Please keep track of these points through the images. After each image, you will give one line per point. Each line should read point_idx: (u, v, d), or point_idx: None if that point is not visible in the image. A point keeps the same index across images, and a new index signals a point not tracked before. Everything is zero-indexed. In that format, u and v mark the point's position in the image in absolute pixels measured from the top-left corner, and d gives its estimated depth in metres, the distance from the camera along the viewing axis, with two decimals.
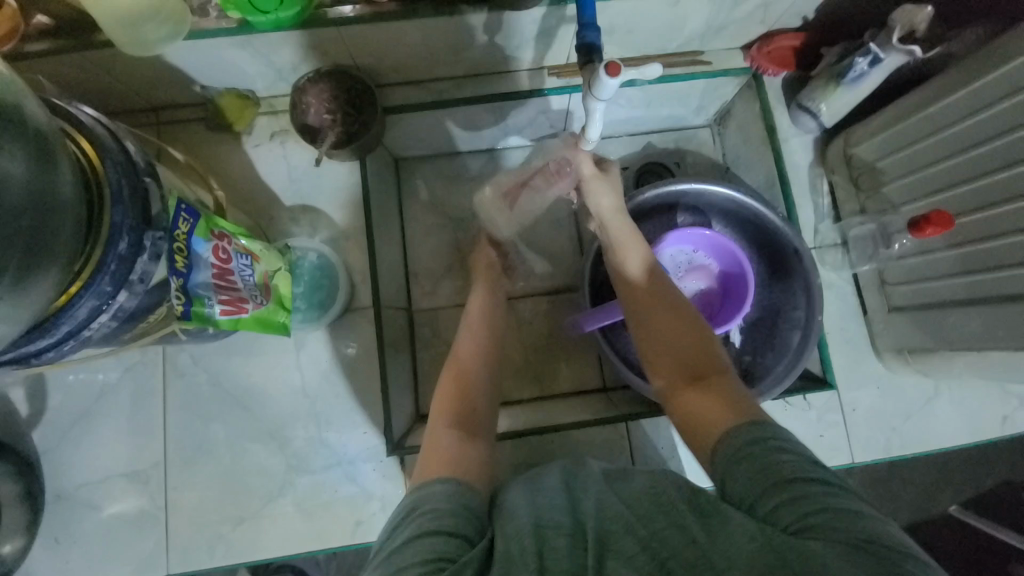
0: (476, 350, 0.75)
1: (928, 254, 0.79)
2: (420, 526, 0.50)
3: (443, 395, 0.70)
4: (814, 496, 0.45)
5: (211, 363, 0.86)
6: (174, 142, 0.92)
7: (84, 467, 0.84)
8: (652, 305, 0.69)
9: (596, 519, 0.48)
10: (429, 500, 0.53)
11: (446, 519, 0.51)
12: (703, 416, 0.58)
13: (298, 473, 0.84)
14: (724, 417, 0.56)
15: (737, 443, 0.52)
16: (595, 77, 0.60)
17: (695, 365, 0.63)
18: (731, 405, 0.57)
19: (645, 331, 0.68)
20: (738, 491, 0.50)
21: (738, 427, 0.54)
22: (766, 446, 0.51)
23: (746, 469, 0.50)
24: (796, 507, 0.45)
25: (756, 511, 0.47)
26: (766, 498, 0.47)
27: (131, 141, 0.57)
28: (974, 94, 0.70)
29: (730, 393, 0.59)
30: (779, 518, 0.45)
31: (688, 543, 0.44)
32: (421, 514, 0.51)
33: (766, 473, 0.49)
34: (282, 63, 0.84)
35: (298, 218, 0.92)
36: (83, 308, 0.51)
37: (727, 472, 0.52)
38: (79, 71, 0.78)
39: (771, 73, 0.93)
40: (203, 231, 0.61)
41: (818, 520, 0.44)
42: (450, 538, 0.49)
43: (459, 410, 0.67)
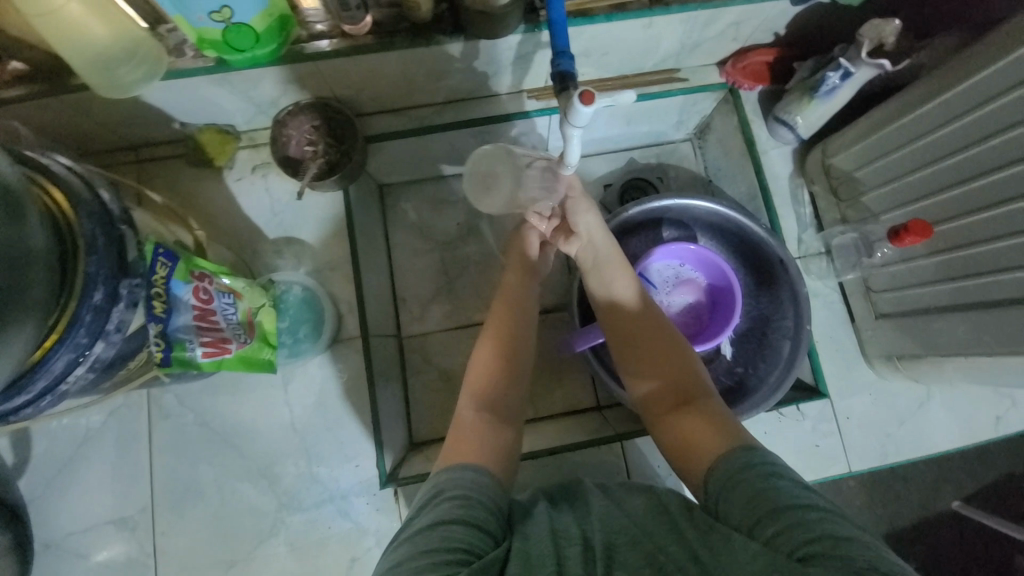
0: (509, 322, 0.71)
1: (910, 261, 0.80)
2: (447, 512, 0.51)
3: (469, 377, 0.68)
4: (809, 524, 0.45)
5: (198, 402, 0.85)
6: (155, 179, 0.91)
7: (69, 516, 0.82)
8: (641, 328, 0.69)
9: (604, 535, 0.50)
10: (456, 486, 0.53)
11: (472, 510, 0.51)
12: (696, 440, 0.58)
13: (289, 511, 0.82)
14: (716, 441, 0.57)
15: (730, 468, 0.52)
16: (570, 106, 0.59)
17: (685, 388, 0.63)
18: (720, 428, 0.58)
19: (634, 354, 0.68)
20: (733, 519, 0.49)
21: (730, 452, 0.54)
22: (757, 470, 0.51)
23: (740, 494, 0.50)
24: (794, 534, 0.44)
25: (756, 537, 0.46)
26: (764, 525, 0.46)
27: (106, 189, 0.57)
28: (943, 106, 0.71)
29: (717, 416, 0.60)
30: (779, 545, 0.44)
31: (691, 560, 0.46)
32: (448, 500, 0.52)
33: (761, 499, 0.48)
34: (260, 98, 0.84)
35: (283, 249, 0.92)
36: (59, 362, 0.49)
37: (721, 497, 0.51)
38: (56, 115, 0.77)
39: (747, 88, 0.94)
40: (183, 274, 0.60)
41: (818, 547, 0.43)
42: (475, 531, 0.49)
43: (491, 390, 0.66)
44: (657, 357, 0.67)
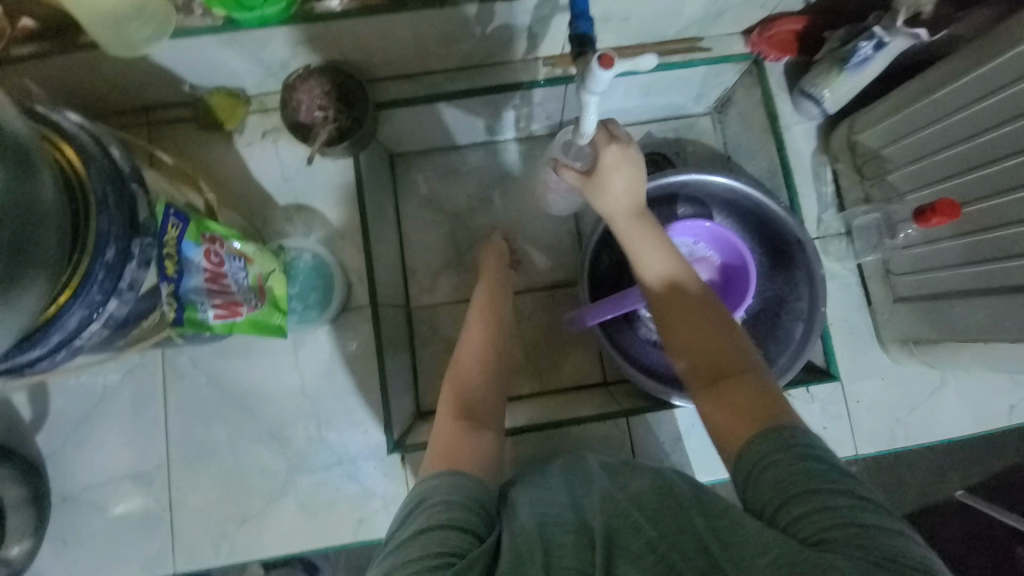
0: (481, 341, 0.74)
1: (934, 243, 0.77)
2: (429, 518, 0.51)
3: (448, 392, 0.69)
4: (837, 510, 0.44)
5: (210, 365, 0.86)
6: (166, 142, 0.91)
7: (88, 469, 0.85)
8: (675, 300, 0.64)
9: (604, 518, 0.50)
10: (439, 491, 0.54)
11: (456, 512, 0.51)
12: (728, 422, 0.55)
13: (299, 473, 0.85)
14: (750, 424, 0.53)
15: (767, 448, 0.50)
16: (588, 70, 0.57)
17: (721, 364, 0.59)
18: (763, 402, 0.55)
19: (665, 324, 0.64)
20: (759, 499, 0.49)
21: (773, 430, 0.51)
22: (793, 453, 0.49)
23: (770, 476, 0.49)
24: (816, 519, 0.44)
25: (776, 522, 0.47)
26: (787, 508, 0.46)
27: (116, 146, 0.56)
28: (979, 79, 0.68)
29: (760, 388, 0.56)
30: (796, 529, 0.45)
31: (700, 551, 0.45)
32: (431, 506, 0.52)
33: (789, 482, 0.47)
34: (270, 60, 0.82)
35: (293, 217, 0.91)
36: (73, 318, 0.50)
37: (751, 477, 0.50)
38: (66, 74, 0.77)
39: (772, 59, 0.90)
40: (194, 235, 0.61)
41: (838, 534, 0.43)
42: (460, 532, 0.49)
43: (466, 401, 0.67)
44: (691, 326, 0.62)
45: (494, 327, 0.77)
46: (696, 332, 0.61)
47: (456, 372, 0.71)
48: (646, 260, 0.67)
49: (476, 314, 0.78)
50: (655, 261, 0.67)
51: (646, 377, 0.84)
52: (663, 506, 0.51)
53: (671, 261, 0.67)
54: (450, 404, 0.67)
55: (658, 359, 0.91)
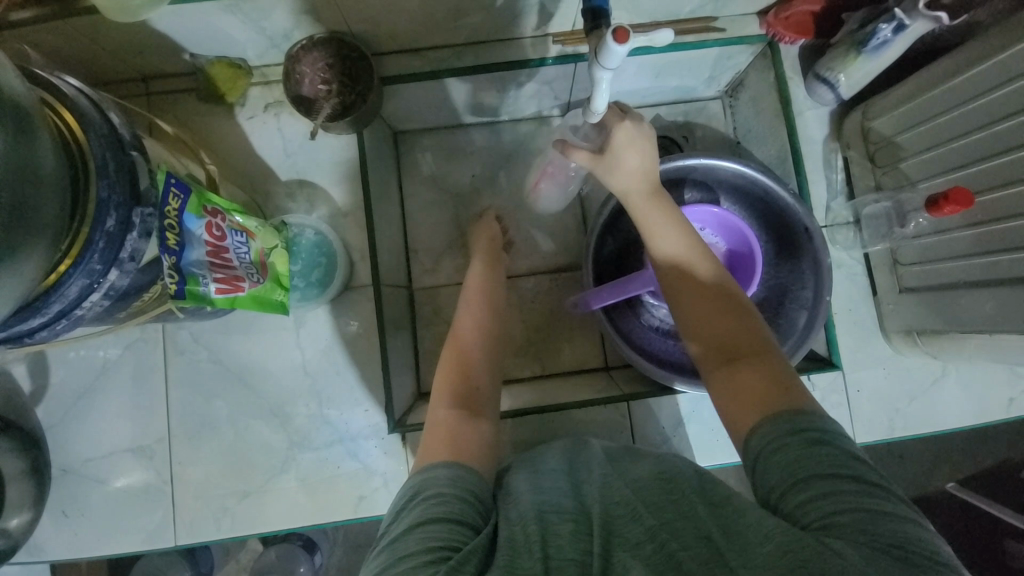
0: (476, 326, 0.74)
1: (945, 233, 0.76)
2: (424, 513, 0.50)
3: (443, 375, 0.69)
4: (843, 495, 0.45)
5: (211, 341, 0.86)
6: (165, 113, 0.89)
7: (89, 442, 0.85)
8: (690, 281, 0.64)
9: (602, 506, 0.51)
10: (433, 484, 0.53)
11: (451, 505, 0.51)
12: (738, 403, 0.55)
13: (300, 450, 0.85)
14: (760, 405, 0.53)
15: (776, 430, 0.50)
16: (602, 44, 0.56)
17: (734, 346, 0.58)
18: (774, 384, 0.54)
19: (678, 308, 0.64)
20: (766, 481, 0.49)
21: (783, 412, 0.51)
22: (802, 437, 0.49)
23: (778, 459, 0.49)
24: (821, 504, 0.45)
25: (781, 507, 0.47)
26: (793, 492, 0.47)
27: (116, 113, 0.55)
28: (1000, 65, 0.66)
29: (772, 370, 0.55)
30: (800, 514, 0.45)
31: (702, 538, 0.45)
32: (426, 499, 0.52)
33: (798, 466, 0.47)
34: (273, 30, 0.80)
35: (295, 193, 0.90)
36: (73, 287, 0.49)
37: (758, 458, 0.50)
38: (63, 39, 0.74)
39: (788, 41, 0.88)
40: (196, 208, 0.59)
41: (843, 519, 0.43)
42: (455, 525, 0.49)
43: (461, 387, 0.67)
44: (703, 309, 0.62)
45: (490, 313, 0.76)
46: (708, 316, 0.61)
47: (451, 356, 0.71)
48: (659, 242, 0.67)
49: (473, 299, 0.78)
50: (673, 241, 0.66)
51: (649, 363, 0.84)
52: (665, 493, 0.52)
53: (689, 242, 0.66)
54: (445, 390, 0.67)
55: (659, 346, 0.90)
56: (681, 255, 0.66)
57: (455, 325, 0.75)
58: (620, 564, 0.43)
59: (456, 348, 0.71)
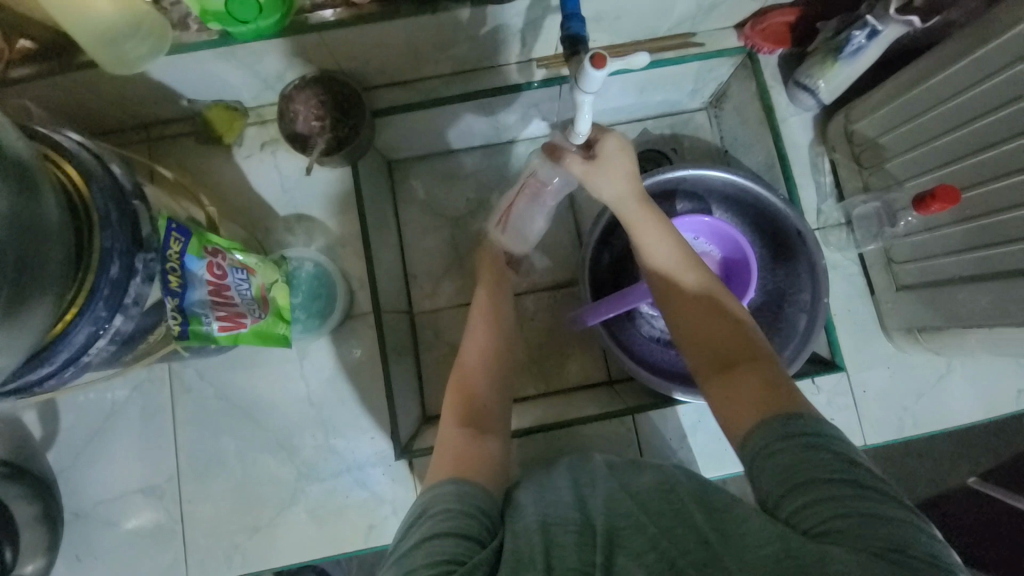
0: (482, 346, 0.74)
1: (935, 230, 0.77)
2: (431, 528, 0.51)
3: (451, 394, 0.70)
4: (842, 499, 0.45)
5: (217, 377, 0.87)
6: (166, 157, 0.92)
7: (99, 485, 0.85)
8: (687, 291, 0.65)
9: (606, 515, 0.51)
10: (440, 500, 0.54)
11: (457, 520, 0.52)
12: (734, 408, 0.55)
13: (308, 481, 0.85)
14: (755, 410, 0.54)
15: (772, 435, 0.50)
16: (580, 70, 0.58)
17: (729, 351, 0.59)
18: (769, 390, 0.55)
19: (676, 317, 0.65)
20: (765, 487, 0.49)
21: (779, 417, 0.51)
22: (800, 442, 0.49)
23: (775, 463, 0.49)
24: (819, 510, 0.45)
25: (780, 512, 0.47)
26: (791, 498, 0.47)
27: (117, 164, 0.57)
28: (972, 64, 0.68)
29: (767, 376, 0.56)
30: (799, 520, 0.45)
31: (701, 543, 0.46)
32: (433, 514, 0.53)
33: (795, 471, 0.48)
34: (266, 72, 0.83)
35: (293, 227, 0.92)
36: (80, 335, 0.51)
37: (756, 463, 0.51)
38: (66, 94, 0.78)
39: (766, 52, 0.90)
40: (197, 249, 0.60)
41: (842, 524, 0.43)
42: (460, 539, 0.50)
43: (466, 406, 0.68)
44: (700, 318, 0.63)
45: (495, 332, 0.77)
46: (707, 324, 0.62)
47: (455, 379, 0.71)
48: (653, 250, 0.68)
49: (477, 319, 0.78)
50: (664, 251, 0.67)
51: (652, 374, 0.85)
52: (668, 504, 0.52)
53: (681, 249, 0.67)
54: (451, 411, 0.67)
55: (661, 356, 0.91)
56: (674, 263, 0.66)
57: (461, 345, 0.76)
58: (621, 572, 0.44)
59: (463, 367, 0.73)
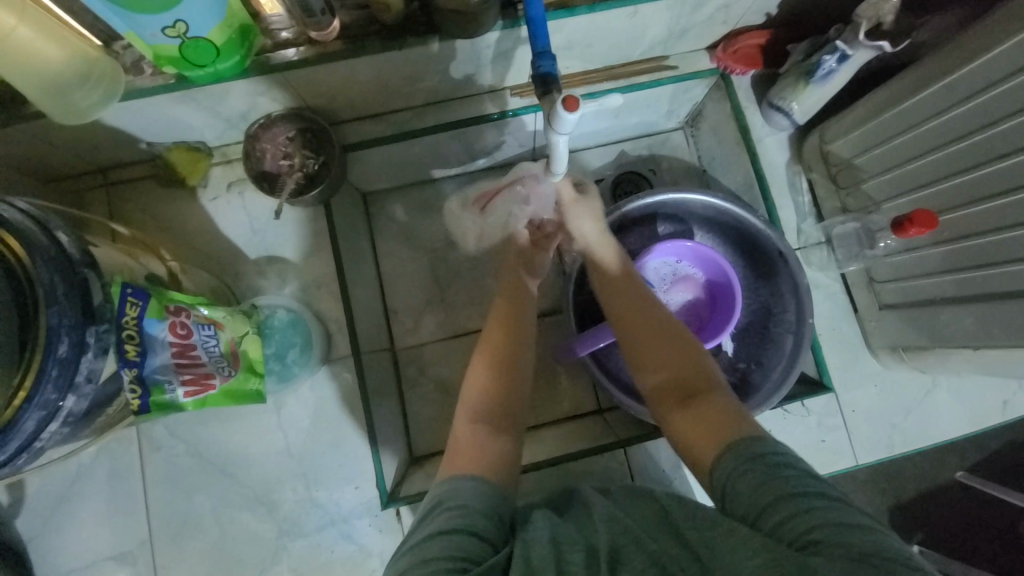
0: (504, 332, 0.70)
1: (914, 251, 0.77)
2: (447, 521, 0.50)
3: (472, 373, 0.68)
4: (815, 511, 0.45)
5: (190, 433, 0.83)
6: (127, 202, 0.87)
7: (66, 555, 0.80)
8: (645, 322, 0.68)
9: (609, 536, 0.49)
10: (457, 496, 0.53)
11: (473, 518, 0.51)
12: (699, 436, 0.57)
13: (291, 538, 0.81)
14: (721, 437, 0.55)
15: (737, 459, 0.52)
16: (554, 113, 0.57)
17: (690, 381, 0.62)
18: (727, 418, 0.57)
19: (636, 347, 0.68)
20: (741, 508, 0.49)
21: (739, 443, 0.53)
22: (766, 461, 0.50)
23: (745, 484, 0.49)
24: (797, 522, 0.44)
25: (760, 527, 0.46)
26: (769, 514, 0.46)
27: (65, 229, 0.53)
28: (943, 90, 0.68)
29: (723, 406, 0.59)
30: (782, 534, 0.45)
31: (693, 560, 0.45)
32: (449, 509, 0.52)
33: (767, 488, 0.48)
34: (229, 113, 0.79)
35: (266, 270, 0.88)
36: (29, 421, 0.47)
37: (727, 486, 0.51)
38: (14, 144, 0.73)
39: (739, 73, 0.89)
40: (157, 311, 0.57)
41: (820, 534, 0.43)
42: (475, 539, 0.49)
43: (490, 397, 0.65)
44: (659, 347, 0.66)
45: (518, 314, 0.72)
46: (665, 354, 0.65)
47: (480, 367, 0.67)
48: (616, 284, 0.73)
49: (501, 304, 0.74)
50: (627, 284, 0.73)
51: (642, 404, 0.83)
52: None
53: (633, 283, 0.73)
54: (471, 406, 0.64)
55: None
56: (628, 295, 0.72)
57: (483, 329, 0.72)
58: None
59: (495, 355, 0.68)
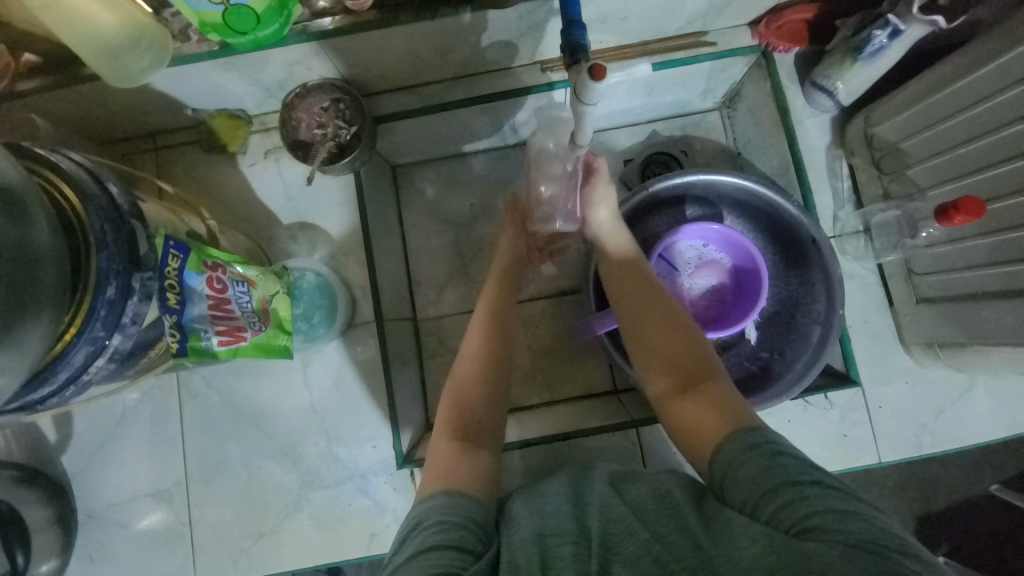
0: (479, 354, 0.71)
1: (958, 242, 0.73)
2: (423, 541, 0.51)
3: (449, 393, 0.69)
4: (812, 499, 0.45)
5: (223, 385, 0.88)
6: (171, 165, 0.92)
7: (110, 488, 0.87)
8: (648, 313, 0.68)
9: (601, 524, 0.50)
10: (434, 513, 0.54)
11: (452, 532, 0.52)
12: (699, 428, 0.57)
13: (312, 488, 0.86)
14: (719, 427, 0.55)
15: (735, 449, 0.52)
16: (582, 83, 0.59)
17: (691, 371, 0.62)
18: (725, 410, 0.57)
19: (639, 339, 0.67)
20: (738, 497, 0.49)
21: (736, 433, 0.53)
22: (764, 449, 0.51)
23: (746, 473, 0.50)
24: (795, 509, 0.45)
25: (758, 516, 0.46)
26: (766, 503, 0.47)
27: (114, 181, 0.58)
28: (1003, 68, 0.64)
29: (722, 397, 0.58)
30: (780, 521, 0.45)
31: (692, 548, 0.45)
32: (427, 528, 0.53)
33: (765, 477, 0.48)
34: (268, 81, 0.82)
35: (297, 235, 0.92)
36: (78, 355, 0.52)
37: (725, 477, 0.51)
38: (72, 105, 0.78)
39: (782, 50, 0.86)
40: (196, 264, 0.61)
41: (818, 520, 0.43)
42: (456, 551, 0.49)
43: (461, 424, 0.66)
44: (660, 337, 0.66)
45: (495, 335, 0.73)
46: (667, 345, 0.65)
47: (451, 391, 0.69)
48: (621, 278, 0.73)
49: (477, 323, 0.74)
50: (632, 277, 0.73)
51: None
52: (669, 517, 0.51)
53: (631, 275, 0.73)
54: (445, 429, 0.65)
55: None
56: (627, 289, 0.72)
57: (461, 348, 0.73)
58: None
59: (459, 383, 0.70)
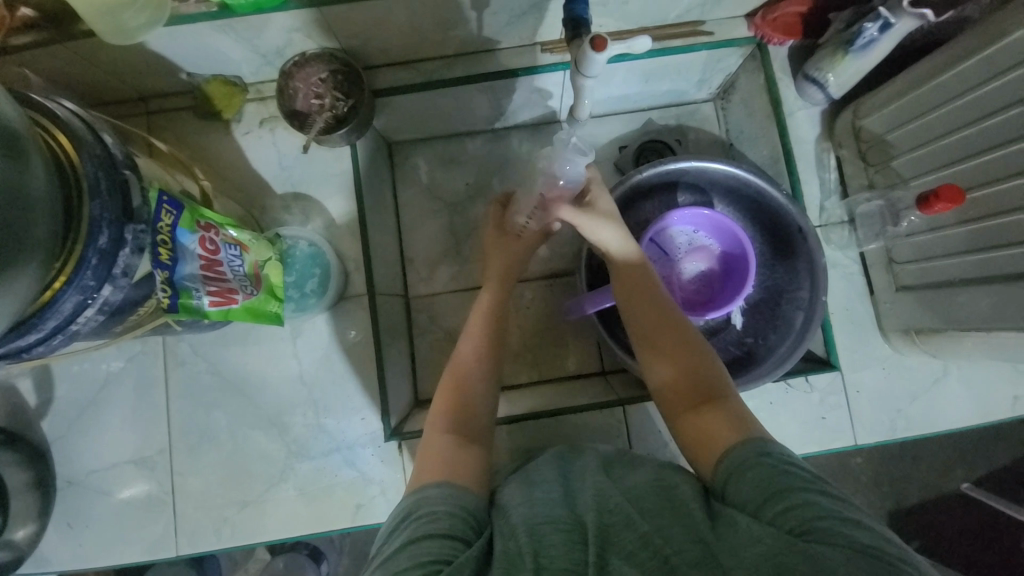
0: (473, 342, 0.72)
1: (938, 230, 0.76)
2: (414, 531, 0.51)
3: (446, 385, 0.69)
4: (816, 504, 0.46)
5: (211, 353, 0.87)
6: (164, 131, 0.91)
7: (92, 454, 0.86)
8: (660, 323, 0.68)
9: (596, 512, 0.50)
10: (426, 501, 0.54)
11: (445, 522, 0.51)
12: (706, 437, 0.58)
13: (298, 459, 0.86)
14: (726, 437, 0.56)
15: (742, 456, 0.53)
16: (583, 54, 0.61)
17: (699, 382, 0.62)
18: (732, 420, 0.58)
19: (650, 346, 0.67)
20: (742, 498, 0.50)
21: (742, 443, 0.54)
22: (772, 459, 0.52)
23: (750, 478, 0.51)
24: (798, 513, 0.46)
25: (761, 516, 0.48)
26: (769, 506, 0.48)
27: (107, 133, 0.57)
28: (985, 62, 0.67)
29: (729, 408, 0.59)
30: (782, 523, 0.46)
31: (696, 543, 0.46)
32: (418, 519, 0.52)
33: (773, 483, 0.49)
34: (266, 47, 0.82)
35: (290, 206, 0.92)
36: (68, 303, 0.51)
37: (729, 481, 0.52)
38: (64, 63, 0.77)
39: (776, 43, 0.87)
40: (189, 223, 0.61)
41: (821, 525, 0.44)
42: (447, 540, 0.49)
43: (454, 414, 0.65)
44: (670, 346, 0.66)
45: (486, 325, 0.74)
46: (678, 355, 0.65)
47: (450, 378, 0.69)
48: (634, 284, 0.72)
49: (476, 319, 0.75)
50: (645, 285, 0.72)
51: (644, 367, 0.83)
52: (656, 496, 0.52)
53: (645, 283, 0.72)
54: (438, 414, 0.65)
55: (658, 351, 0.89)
56: (639, 296, 0.71)
57: (458, 343, 0.73)
58: (615, 573, 0.44)
59: (450, 378, 0.69)
